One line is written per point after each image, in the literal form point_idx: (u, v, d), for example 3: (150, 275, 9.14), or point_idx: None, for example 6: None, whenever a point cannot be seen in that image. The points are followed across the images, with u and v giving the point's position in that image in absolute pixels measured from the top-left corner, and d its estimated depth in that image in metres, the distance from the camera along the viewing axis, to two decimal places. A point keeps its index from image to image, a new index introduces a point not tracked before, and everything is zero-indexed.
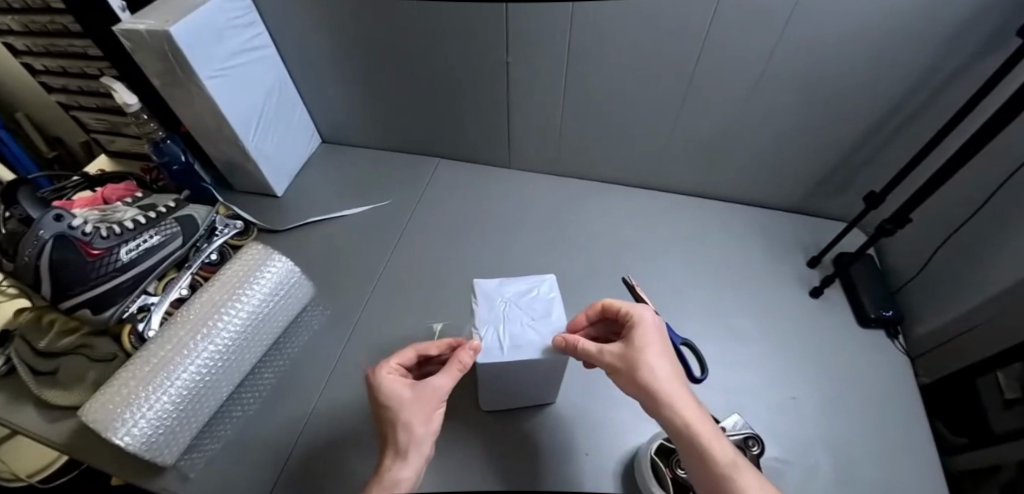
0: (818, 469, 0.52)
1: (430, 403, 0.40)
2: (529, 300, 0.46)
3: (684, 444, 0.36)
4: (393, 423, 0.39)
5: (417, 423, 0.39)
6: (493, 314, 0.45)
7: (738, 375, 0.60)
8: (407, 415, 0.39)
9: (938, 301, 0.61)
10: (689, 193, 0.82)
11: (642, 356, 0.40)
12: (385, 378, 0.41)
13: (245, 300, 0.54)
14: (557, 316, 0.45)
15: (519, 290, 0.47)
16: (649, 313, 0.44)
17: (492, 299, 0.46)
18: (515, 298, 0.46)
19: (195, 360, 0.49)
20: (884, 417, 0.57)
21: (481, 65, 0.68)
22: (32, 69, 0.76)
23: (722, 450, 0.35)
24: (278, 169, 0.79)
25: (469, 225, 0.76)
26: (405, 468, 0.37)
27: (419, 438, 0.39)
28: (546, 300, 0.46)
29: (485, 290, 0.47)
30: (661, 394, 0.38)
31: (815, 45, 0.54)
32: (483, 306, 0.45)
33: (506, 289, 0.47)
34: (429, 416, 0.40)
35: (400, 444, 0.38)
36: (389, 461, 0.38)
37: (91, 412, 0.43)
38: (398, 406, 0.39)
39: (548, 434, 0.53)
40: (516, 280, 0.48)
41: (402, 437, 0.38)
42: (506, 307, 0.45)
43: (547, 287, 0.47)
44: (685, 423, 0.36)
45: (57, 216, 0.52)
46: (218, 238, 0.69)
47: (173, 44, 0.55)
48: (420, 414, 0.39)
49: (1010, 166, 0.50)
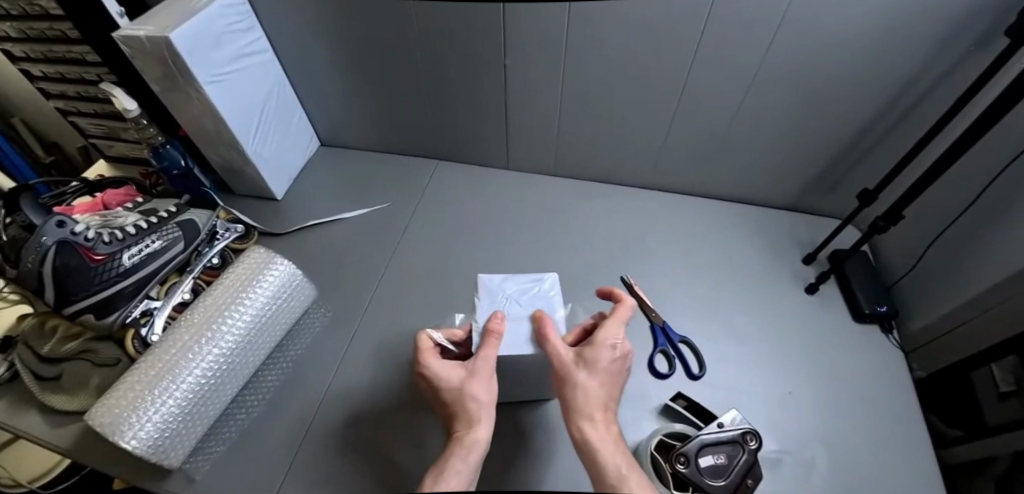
0: (815, 464, 0.53)
1: (485, 373, 0.40)
2: (530, 298, 0.47)
3: (585, 455, 0.37)
4: (458, 399, 0.40)
5: (480, 391, 0.40)
6: (495, 310, 0.46)
7: (736, 372, 0.60)
8: (468, 387, 0.40)
9: (930, 297, 0.62)
10: (685, 192, 0.82)
11: (577, 373, 0.41)
12: (435, 363, 0.42)
13: (248, 303, 0.55)
14: (557, 313, 0.46)
15: (521, 288, 0.48)
16: (614, 338, 0.43)
17: (494, 294, 0.48)
18: (517, 295, 0.47)
19: (200, 363, 0.49)
20: (879, 407, 0.59)
21: (480, 68, 0.69)
22: (30, 75, 0.76)
23: (614, 464, 0.36)
24: (278, 172, 0.80)
25: (470, 226, 0.77)
26: (481, 429, 0.38)
27: (486, 403, 0.39)
28: (548, 298, 0.47)
29: (489, 285, 0.48)
30: (576, 410, 0.39)
31: (809, 47, 0.55)
32: (486, 301, 0.47)
33: (509, 286, 0.48)
34: (488, 382, 0.41)
35: (469, 413, 0.39)
36: (462, 430, 0.39)
37: (99, 416, 0.44)
38: (457, 384, 0.40)
39: (549, 433, 0.54)
40: (518, 277, 0.49)
41: (471, 406, 0.39)
42: (508, 303, 0.47)
43: (551, 286, 0.48)
44: (583, 438, 0.38)
45: (60, 223, 0.52)
46: (219, 242, 0.69)
47: (173, 50, 0.55)
48: (480, 383, 0.40)
49: (1000, 164, 0.51)
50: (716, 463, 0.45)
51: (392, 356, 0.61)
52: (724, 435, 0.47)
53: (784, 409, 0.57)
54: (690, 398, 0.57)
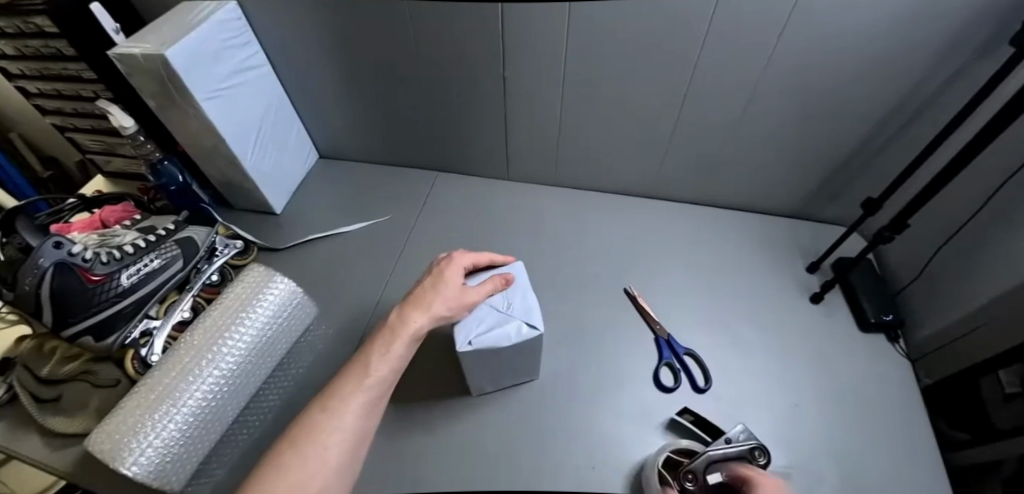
0: (823, 478, 0.52)
1: (465, 296, 0.46)
2: (485, 332, 0.45)
3: None
4: (433, 289, 0.45)
5: (449, 302, 0.45)
6: (506, 301, 0.48)
7: (741, 385, 0.60)
8: (445, 289, 0.45)
9: (936, 305, 0.61)
10: (687, 201, 0.82)
11: None
12: (458, 259, 0.49)
13: (250, 323, 0.54)
14: (462, 333, 0.45)
15: (503, 332, 0.45)
16: None
17: (516, 313, 0.47)
18: (501, 322, 0.46)
19: (201, 385, 0.49)
20: (886, 416, 0.58)
21: (478, 80, 0.68)
22: (26, 92, 0.76)
23: None
24: (277, 187, 0.79)
25: (469, 238, 0.76)
26: (418, 317, 0.43)
27: (442, 315, 0.44)
28: (474, 341, 0.45)
29: (527, 315, 0.47)
30: None
31: (810, 57, 0.55)
32: (520, 303, 0.48)
33: (514, 327, 0.46)
34: (457, 306, 0.45)
35: (427, 302, 0.44)
36: (412, 308, 0.43)
37: (98, 443, 0.43)
38: (447, 283, 0.46)
39: (552, 447, 0.54)
40: (509, 337, 0.45)
41: (433, 301, 0.44)
42: (504, 311, 0.47)
43: (523, 334, 0.45)
44: None
45: (57, 244, 0.51)
46: (219, 259, 0.68)
47: (169, 67, 0.54)
48: (454, 302, 0.45)
49: (1003, 174, 0.51)
50: (726, 481, 0.44)
51: None
52: (732, 450, 0.46)
53: (792, 422, 0.57)
54: (688, 408, 0.56)
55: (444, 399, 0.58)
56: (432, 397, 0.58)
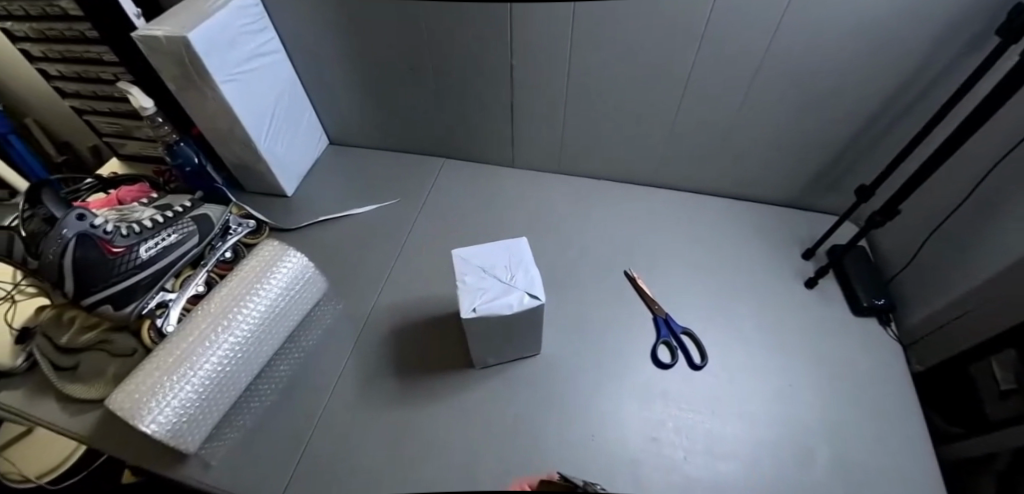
0: (815, 455, 0.55)
1: None
2: (487, 302, 0.47)
3: None
4: None
5: None
6: (508, 274, 0.50)
7: (737, 360, 0.62)
8: None
9: (927, 291, 0.63)
10: (687, 190, 0.84)
11: None
12: None
13: (263, 294, 0.56)
14: (466, 302, 0.47)
15: (504, 303, 0.47)
16: None
17: (517, 287, 0.49)
18: (503, 295, 0.48)
19: (216, 351, 0.51)
20: (877, 398, 0.60)
21: (484, 69, 0.70)
22: (46, 75, 0.78)
23: None
24: (289, 171, 0.82)
25: (474, 223, 0.79)
26: None
27: None
28: (476, 310, 0.46)
29: (527, 289, 0.48)
30: None
31: (805, 49, 0.57)
32: (523, 278, 0.49)
33: (515, 299, 0.47)
34: None
35: None
36: None
37: (118, 402, 0.45)
38: None
39: (554, 421, 0.56)
40: (508, 308, 0.47)
41: None
42: (506, 285, 0.49)
43: (525, 303, 0.47)
44: None
45: (80, 216, 0.54)
46: (232, 237, 0.70)
47: (191, 49, 0.57)
48: None
49: (990, 163, 0.53)
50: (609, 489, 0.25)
51: (404, 349, 0.62)
52: None
53: (784, 400, 0.59)
54: None
55: (447, 374, 0.60)
56: (435, 373, 0.60)
